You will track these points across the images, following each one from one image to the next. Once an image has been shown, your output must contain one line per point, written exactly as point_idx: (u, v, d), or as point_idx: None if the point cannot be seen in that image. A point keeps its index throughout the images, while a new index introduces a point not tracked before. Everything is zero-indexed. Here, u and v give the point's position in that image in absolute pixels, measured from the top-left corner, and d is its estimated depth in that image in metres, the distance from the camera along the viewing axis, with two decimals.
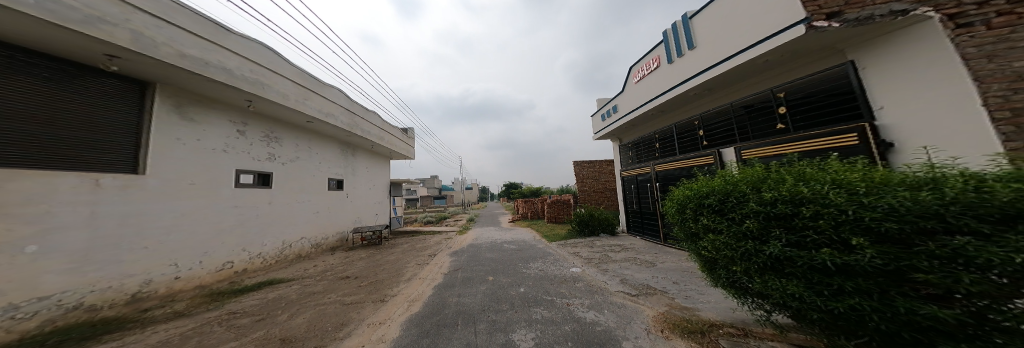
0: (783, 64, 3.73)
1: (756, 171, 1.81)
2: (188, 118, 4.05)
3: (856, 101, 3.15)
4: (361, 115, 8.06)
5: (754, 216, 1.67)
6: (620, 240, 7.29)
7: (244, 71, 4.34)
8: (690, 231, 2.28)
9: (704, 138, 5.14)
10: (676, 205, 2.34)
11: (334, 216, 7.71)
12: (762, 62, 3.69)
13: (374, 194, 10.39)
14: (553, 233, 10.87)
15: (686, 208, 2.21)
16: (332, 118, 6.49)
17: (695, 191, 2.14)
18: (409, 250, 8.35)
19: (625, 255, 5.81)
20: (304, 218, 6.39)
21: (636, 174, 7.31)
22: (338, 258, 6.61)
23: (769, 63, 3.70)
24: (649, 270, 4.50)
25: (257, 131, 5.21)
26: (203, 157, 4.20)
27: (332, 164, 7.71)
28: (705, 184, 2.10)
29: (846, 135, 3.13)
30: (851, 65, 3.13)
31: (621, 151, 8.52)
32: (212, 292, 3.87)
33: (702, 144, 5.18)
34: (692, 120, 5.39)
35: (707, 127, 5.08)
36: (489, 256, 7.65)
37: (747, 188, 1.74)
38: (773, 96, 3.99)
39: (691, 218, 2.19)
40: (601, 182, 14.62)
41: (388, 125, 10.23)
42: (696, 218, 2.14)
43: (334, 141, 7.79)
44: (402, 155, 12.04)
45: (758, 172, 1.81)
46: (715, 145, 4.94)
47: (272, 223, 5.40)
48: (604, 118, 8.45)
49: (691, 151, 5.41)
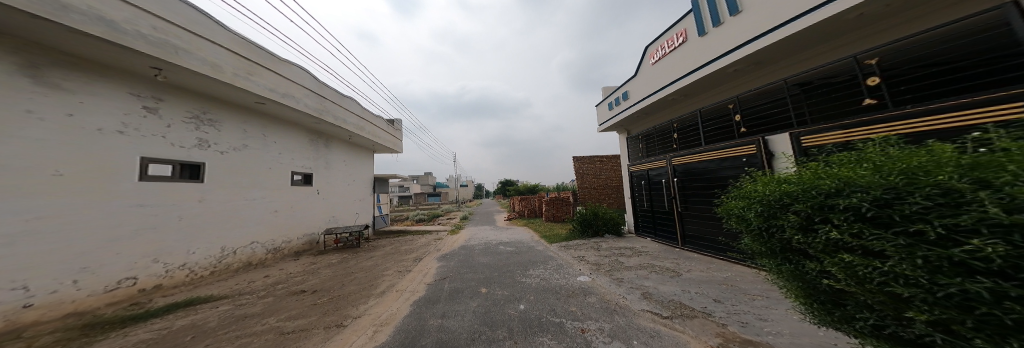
0: (878, 22, 2.99)
1: (955, 153, 1.03)
2: (47, 84, 2.95)
3: (1017, 59, 2.32)
4: (333, 101, 6.93)
5: (989, 236, 0.89)
6: (629, 242, 6.51)
7: (139, 26, 3.17)
8: (784, 245, 1.60)
9: (743, 124, 4.36)
10: (764, 207, 1.64)
11: (300, 216, 6.61)
12: (851, 18, 2.93)
13: (354, 191, 9.30)
14: (553, 233, 10.07)
15: (785, 213, 1.51)
16: (289, 100, 5.32)
17: (808, 188, 1.41)
18: (391, 254, 7.38)
19: (639, 260, 5.04)
20: (256, 221, 5.30)
21: (647, 169, 6.55)
22: (300, 266, 5.56)
23: (862, 19, 2.92)
24: (676, 282, 3.66)
25: (177, 110, 4.06)
26: (73, 140, 3.06)
27: (297, 156, 6.56)
28: (828, 177, 1.37)
29: (992, 107, 2.25)
30: (1013, 7, 2.28)
31: (628, 144, 7.77)
32: (89, 324, 2.83)
33: (739, 131, 4.42)
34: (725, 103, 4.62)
35: (746, 111, 4.35)
36: (483, 261, 6.77)
37: (951, 184, 0.96)
38: (858, 64, 3.17)
39: (803, 226, 1.45)
40: (602, 178, 13.92)
41: (370, 115, 9.12)
42: (816, 227, 1.41)
43: (299, 130, 6.65)
44: (387, 148, 10.96)
45: (955, 158, 1.02)
46: (759, 132, 4.17)
47: (202, 229, 4.33)
48: (610, 108, 7.70)
49: (724, 141, 4.63)
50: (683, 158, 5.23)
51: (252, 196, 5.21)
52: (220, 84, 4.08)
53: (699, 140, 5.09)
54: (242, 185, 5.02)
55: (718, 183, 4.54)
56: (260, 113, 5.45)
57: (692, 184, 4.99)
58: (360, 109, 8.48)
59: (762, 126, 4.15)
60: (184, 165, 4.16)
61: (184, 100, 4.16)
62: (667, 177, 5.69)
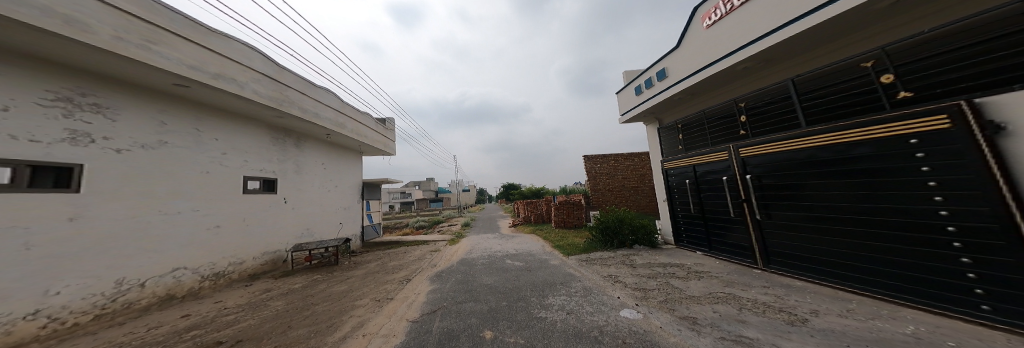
0: None
1: None
2: None
3: None
4: (297, 91, 5.67)
5: None
6: (675, 259, 5.11)
7: None
8: None
9: (902, 86, 2.65)
10: None
11: (256, 230, 5.26)
12: None
13: (336, 198, 8.08)
14: (568, 243, 8.75)
15: None
16: (220, 82, 4.00)
17: None
18: (372, 275, 6.12)
19: (707, 287, 3.62)
20: (180, 242, 3.96)
21: (694, 164, 5.19)
22: (245, 296, 4.25)
23: None
24: (811, 335, 2.17)
25: (20, 86, 2.69)
26: None
27: (253, 156, 5.29)
28: None
29: None
30: None
31: (661, 136, 6.49)
32: None
33: (895, 99, 2.69)
34: (861, 61, 2.97)
35: (908, 66, 2.63)
36: (487, 283, 5.50)
37: None
38: None
39: None
40: (617, 178, 12.52)
41: (351, 109, 7.90)
42: None
43: (256, 125, 5.38)
44: (376, 148, 9.77)
45: None
46: (939, 97, 2.44)
47: (77, 258, 2.95)
48: (636, 93, 6.39)
49: (855, 116, 3.00)
50: (755, 148, 3.82)
51: (175, 208, 3.90)
52: (87, 47, 2.78)
53: (798, 119, 3.50)
54: (156, 195, 3.70)
55: (825, 179, 3.09)
56: (185, 99, 4.15)
57: (772, 182, 3.60)
58: (338, 103, 7.26)
59: (946, 88, 2.39)
60: (42, 167, 2.82)
61: (34, 73, 2.80)
62: (727, 175, 4.31)
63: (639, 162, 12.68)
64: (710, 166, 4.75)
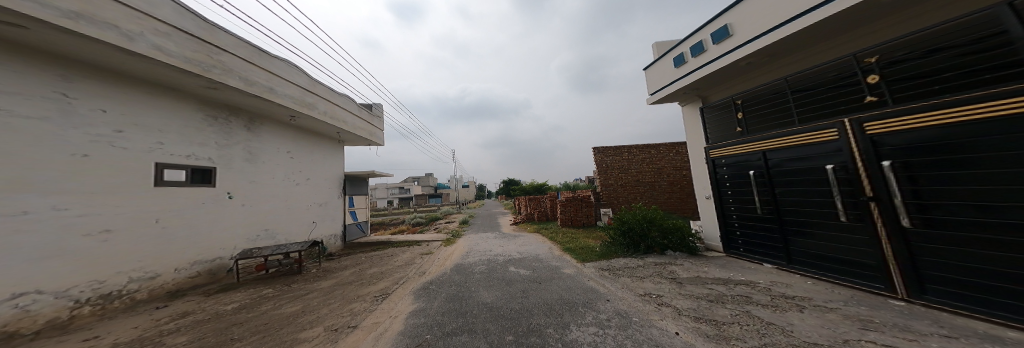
0: None
1: None
2: None
3: None
4: (237, 57, 4.34)
5: None
6: (737, 274, 3.88)
7: None
8: None
9: None
10: None
11: (179, 234, 3.97)
12: None
13: (308, 192, 6.81)
14: (581, 245, 7.61)
15: None
16: (80, 25, 2.67)
17: None
18: (341, 288, 4.88)
19: (828, 326, 2.32)
20: (26, 255, 2.67)
21: (764, 150, 3.98)
22: (141, 328, 3.00)
23: None
24: None
25: None
26: None
27: (176, 137, 4.02)
28: None
29: None
30: None
31: (704, 117, 5.36)
32: None
33: None
34: None
35: None
36: (486, 301, 4.26)
37: None
38: None
39: None
40: (631, 172, 11.28)
41: (323, 87, 6.59)
42: None
43: (180, 98, 4.09)
44: (359, 137, 8.47)
45: None
46: None
47: None
48: (676, 64, 5.20)
49: None
50: (898, 119, 2.52)
51: (17, 207, 2.63)
52: None
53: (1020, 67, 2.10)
54: None
55: None
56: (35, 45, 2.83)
57: (921, 168, 2.43)
58: (304, 79, 5.96)
59: None
60: None
61: None
62: (834, 164, 3.07)
63: (655, 154, 11.42)
64: (797, 150, 3.50)
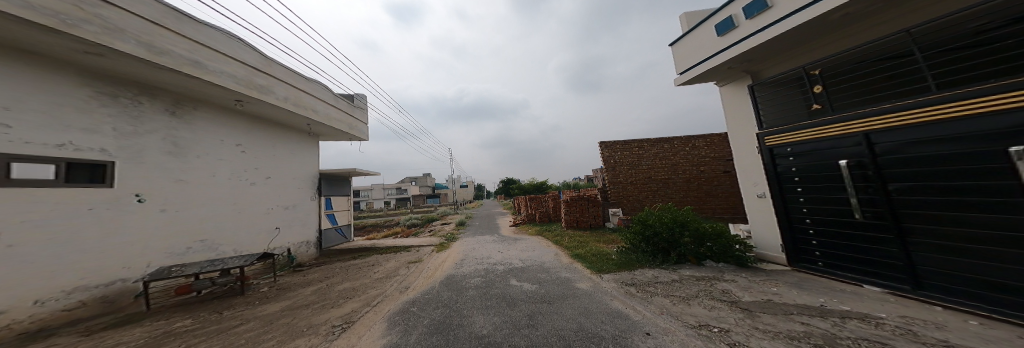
0: None
1: None
2: None
3: None
4: (132, 14, 3.17)
5: None
6: (834, 301, 2.75)
7: None
8: None
9: None
10: None
11: (41, 255, 2.81)
12: None
13: (269, 192, 5.62)
14: (592, 251, 6.47)
15: None
16: None
17: None
18: (290, 314, 3.69)
19: None
20: None
21: (867, 133, 2.90)
22: None
23: None
24: None
25: None
26: None
27: (36, 119, 2.87)
28: None
29: None
30: None
31: (756, 97, 4.25)
32: None
33: None
34: None
35: None
36: (483, 332, 3.10)
37: None
38: None
39: None
40: (642, 169, 10.18)
41: (281, 68, 5.40)
42: None
43: (39, 63, 2.93)
44: (335, 130, 7.28)
45: None
46: None
47: None
48: (722, 31, 4.12)
49: None
50: None
51: None
52: None
53: None
54: None
55: None
56: None
57: None
58: (253, 55, 4.78)
59: None
60: None
61: None
62: None
63: (669, 148, 10.33)
64: (939, 130, 2.40)
